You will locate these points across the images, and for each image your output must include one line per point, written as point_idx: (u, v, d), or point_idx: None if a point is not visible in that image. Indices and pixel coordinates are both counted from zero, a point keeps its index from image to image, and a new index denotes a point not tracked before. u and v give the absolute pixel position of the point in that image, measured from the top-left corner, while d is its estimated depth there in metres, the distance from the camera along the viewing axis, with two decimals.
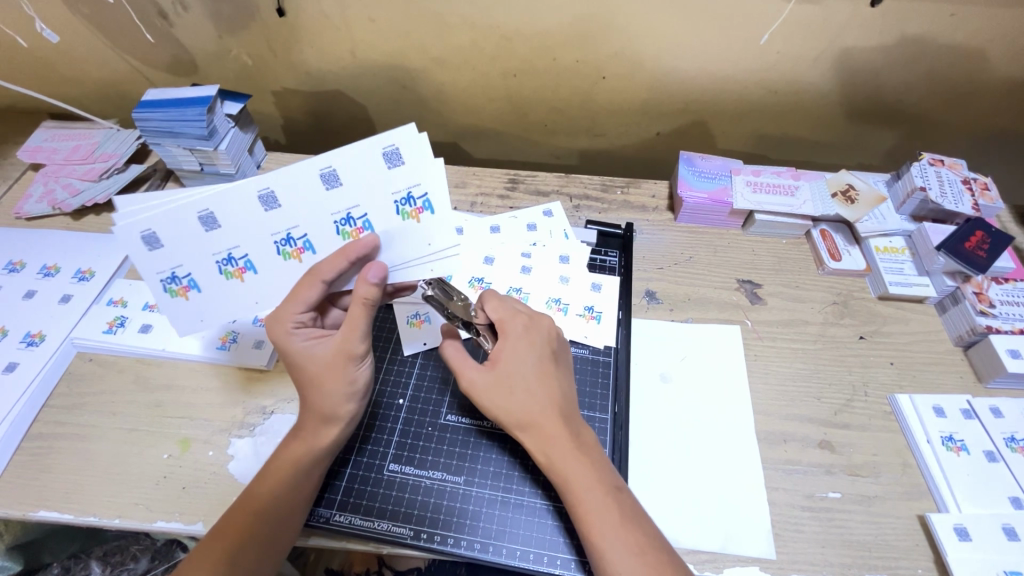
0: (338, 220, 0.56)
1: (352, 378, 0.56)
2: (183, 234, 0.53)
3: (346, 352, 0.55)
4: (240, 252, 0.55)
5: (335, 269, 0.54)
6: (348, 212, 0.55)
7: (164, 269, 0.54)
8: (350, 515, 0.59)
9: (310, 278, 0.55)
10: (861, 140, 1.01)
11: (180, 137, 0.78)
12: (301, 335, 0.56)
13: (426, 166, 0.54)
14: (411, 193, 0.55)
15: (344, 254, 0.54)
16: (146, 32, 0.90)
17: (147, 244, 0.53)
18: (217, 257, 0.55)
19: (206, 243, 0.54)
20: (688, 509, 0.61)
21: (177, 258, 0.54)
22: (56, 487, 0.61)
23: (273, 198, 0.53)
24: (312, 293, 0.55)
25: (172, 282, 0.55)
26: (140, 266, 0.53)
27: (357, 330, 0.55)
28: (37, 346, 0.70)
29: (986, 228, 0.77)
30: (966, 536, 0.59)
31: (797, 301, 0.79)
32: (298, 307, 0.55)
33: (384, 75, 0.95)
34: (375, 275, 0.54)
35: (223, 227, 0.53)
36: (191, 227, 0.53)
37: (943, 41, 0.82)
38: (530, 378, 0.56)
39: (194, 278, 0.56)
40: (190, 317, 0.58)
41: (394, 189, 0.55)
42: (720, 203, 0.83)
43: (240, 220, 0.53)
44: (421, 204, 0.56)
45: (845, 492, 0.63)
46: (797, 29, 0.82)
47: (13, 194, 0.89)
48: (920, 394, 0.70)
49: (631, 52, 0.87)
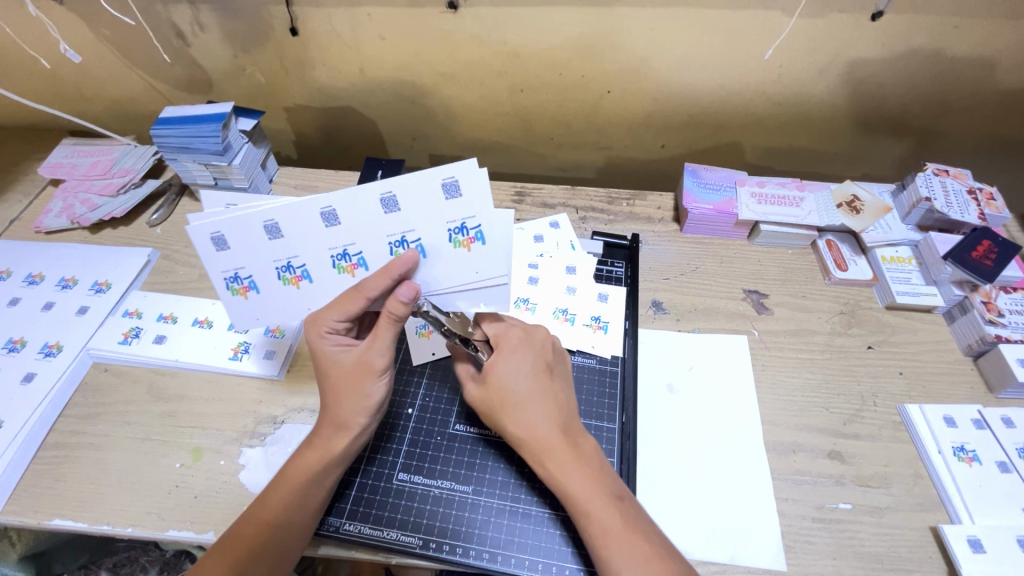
0: (392, 242, 0.55)
1: (369, 392, 0.57)
2: (248, 238, 0.54)
3: (367, 362, 0.56)
4: (299, 261, 0.56)
5: (379, 287, 0.54)
6: (403, 235, 0.55)
7: (229, 270, 0.56)
8: (359, 524, 0.59)
9: (354, 293, 0.55)
10: (866, 151, 1.02)
11: (195, 153, 0.80)
12: (332, 340, 0.57)
13: (485, 200, 0.53)
14: (466, 223, 0.54)
15: (387, 271, 0.54)
16: (164, 52, 0.93)
17: (215, 245, 0.54)
18: (276, 264, 0.56)
19: (269, 249, 0.55)
20: (697, 518, 0.61)
21: (241, 260, 0.55)
22: (70, 496, 0.62)
23: (335, 215, 0.53)
24: (353, 307, 0.55)
25: (234, 282, 0.57)
26: (208, 264, 0.55)
27: (380, 341, 0.56)
28: (54, 356, 0.72)
29: (994, 238, 0.77)
30: (979, 547, 0.58)
31: (804, 311, 0.80)
32: (336, 316, 0.56)
33: (394, 91, 0.97)
34: (406, 294, 0.54)
35: (286, 237, 0.54)
36: (257, 234, 0.54)
37: (945, 52, 0.83)
38: (526, 394, 0.57)
39: (254, 280, 0.57)
40: (247, 315, 0.60)
41: (450, 217, 0.54)
42: (725, 214, 0.84)
43: (303, 233, 0.54)
44: (473, 234, 0.55)
45: (856, 503, 0.63)
46: (799, 43, 0.83)
47: (33, 209, 0.91)
48: (930, 404, 0.70)
49: (636, 66, 0.89)
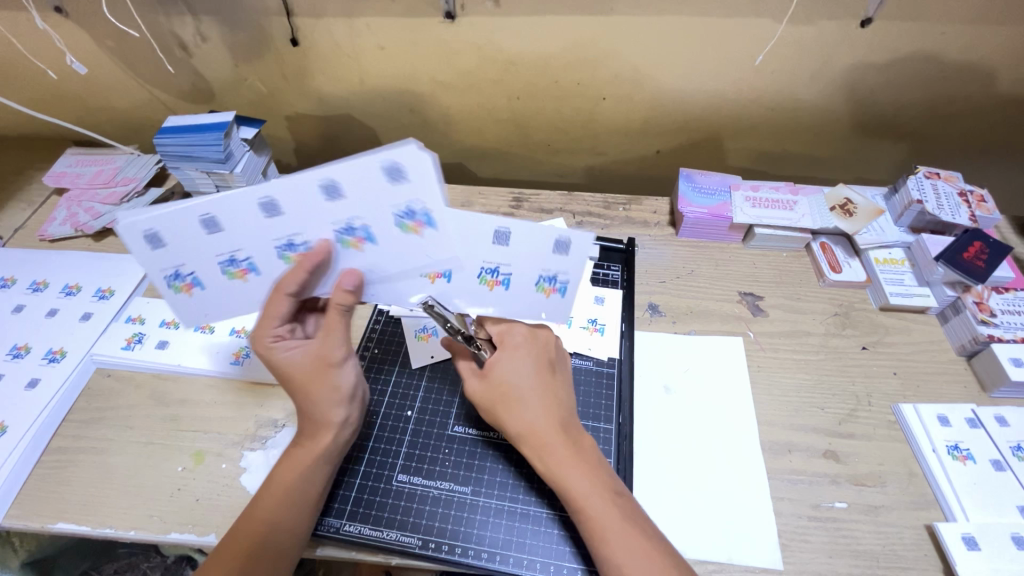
0: (280, 245, 0.55)
1: (336, 385, 0.58)
2: (184, 235, 0.53)
3: (323, 357, 0.57)
4: (301, 239, 0.55)
5: (295, 282, 0.55)
6: (349, 222, 0.53)
7: (169, 267, 0.55)
8: (360, 525, 0.60)
9: (275, 293, 0.56)
10: (859, 155, 1.03)
11: (197, 161, 0.82)
12: (282, 347, 0.58)
13: (428, 184, 0.51)
14: (411, 208, 0.52)
15: (301, 265, 0.55)
16: (167, 63, 0.95)
17: (149, 242, 0.53)
18: (277, 243, 0.55)
19: (207, 245, 0.54)
20: (693, 517, 0.62)
21: (237, 243, 0.54)
22: (74, 500, 0.63)
23: (273, 205, 0.52)
24: (280, 307, 0.57)
25: (176, 279, 0.56)
26: (199, 247, 0.54)
27: (334, 334, 0.58)
28: (58, 362, 0.73)
29: (985, 239, 0.78)
30: (974, 544, 0.59)
31: (799, 313, 0.81)
32: (273, 322, 0.57)
33: (393, 100, 0.99)
34: (349, 283, 0.56)
35: (223, 231, 0.53)
36: (253, 214, 0.53)
37: (934, 57, 0.85)
38: (528, 389, 0.58)
39: (198, 276, 0.57)
40: (242, 297, 0.60)
41: (394, 203, 0.52)
42: (720, 218, 0.85)
43: (237, 226, 0.53)
44: (421, 218, 0.53)
45: (851, 502, 0.63)
46: (791, 49, 0.85)
47: (38, 217, 0.93)
48: (924, 403, 0.71)
49: (631, 73, 0.90)
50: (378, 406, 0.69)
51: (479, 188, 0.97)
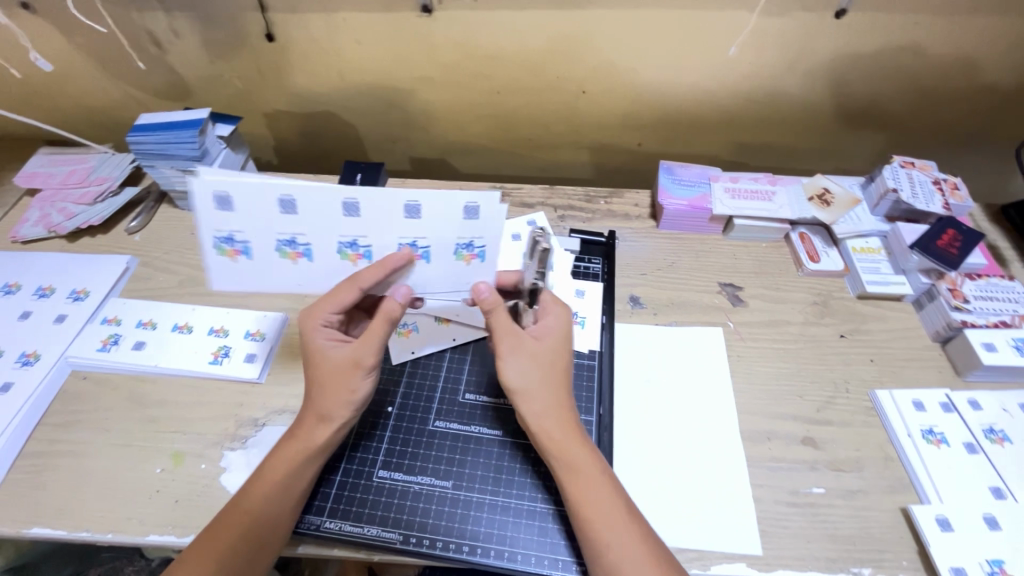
0: (343, 244, 0.60)
1: (355, 389, 0.58)
2: (251, 204, 0.57)
3: (357, 361, 0.57)
4: (302, 239, 0.60)
5: (372, 280, 0.59)
6: (413, 240, 0.60)
7: (224, 231, 0.59)
8: (340, 522, 0.59)
9: (348, 284, 0.59)
10: (837, 145, 1.04)
11: (172, 159, 0.80)
12: (325, 334, 0.60)
13: (495, 232, 0.59)
14: (473, 242, 0.60)
15: (377, 267, 0.59)
16: (140, 60, 0.93)
17: (217, 204, 0.57)
18: (280, 236, 0.60)
19: (273, 224, 0.59)
20: (672, 505, 0.62)
21: (237, 225, 0.58)
22: (49, 504, 0.62)
23: (355, 207, 0.58)
24: (347, 298, 0.59)
25: (226, 243, 0.60)
26: (203, 221, 0.58)
27: (370, 342, 0.58)
28: (32, 365, 0.72)
29: (958, 227, 0.79)
30: (947, 526, 0.60)
31: (778, 303, 0.81)
32: (330, 308, 0.59)
33: (372, 96, 0.98)
34: (401, 297, 0.60)
35: (297, 215, 0.58)
36: (269, 206, 0.57)
37: (908, 48, 0.86)
38: (532, 384, 0.57)
39: (248, 246, 0.60)
40: (287, 274, 0.63)
41: (460, 235, 0.59)
42: (699, 210, 0.85)
43: (315, 215, 0.58)
44: (475, 251, 0.61)
45: (829, 487, 0.64)
46: (767, 42, 0.85)
47: (10, 219, 0.91)
48: (900, 389, 0.72)
49: (610, 66, 0.90)
50: None
51: (461, 184, 0.97)
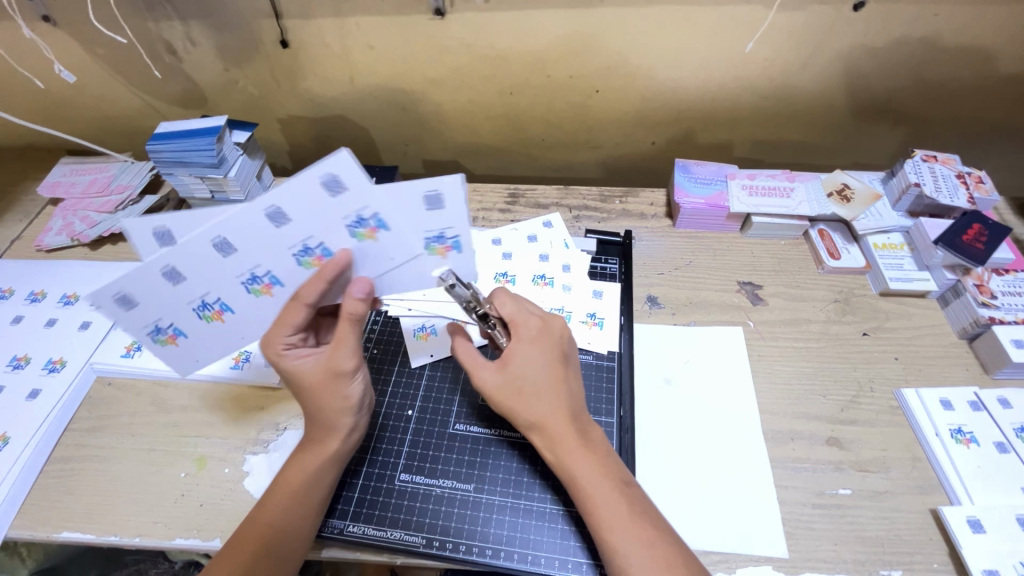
0: (296, 253, 0.55)
1: (346, 394, 0.57)
2: (201, 264, 0.53)
3: (335, 370, 0.56)
4: (262, 269, 0.55)
5: (315, 293, 0.55)
6: (304, 244, 0.54)
7: (195, 298, 0.56)
8: (363, 526, 0.59)
9: (295, 304, 0.56)
10: (855, 140, 1.02)
11: (190, 166, 0.81)
12: (292, 354, 0.57)
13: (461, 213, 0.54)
14: (362, 214, 0.52)
15: (320, 276, 0.55)
16: (158, 69, 0.94)
17: (169, 278, 0.53)
18: (240, 278, 0.55)
19: (227, 268, 0.54)
20: (696, 509, 0.61)
21: (154, 313, 0.56)
22: (78, 509, 0.63)
23: (280, 213, 0.51)
24: (298, 317, 0.56)
25: (204, 309, 0.57)
26: (170, 299, 0.55)
27: (345, 345, 0.56)
28: (58, 372, 0.73)
29: (983, 221, 0.78)
30: (979, 527, 0.58)
31: (798, 301, 0.80)
32: (286, 331, 0.56)
33: (385, 99, 0.99)
34: (361, 291, 0.56)
35: (238, 249, 0.53)
36: (207, 256, 0.53)
37: (929, 39, 0.84)
38: (543, 382, 0.57)
39: (225, 302, 0.57)
40: (271, 310, 0.60)
41: (429, 227, 0.55)
42: (717, 208, 0.84)
43: (254, 242, 0.53)
44: (375, 223, 0.53)
45: (855, 489, 0.63)
46: (783, 37, 0.84)
47: (34, 228, 0.93)
48: (926, 387, 0.70)
49: (623, 64, 0.90)
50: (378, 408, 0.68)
51: (475, 185, 0.97)
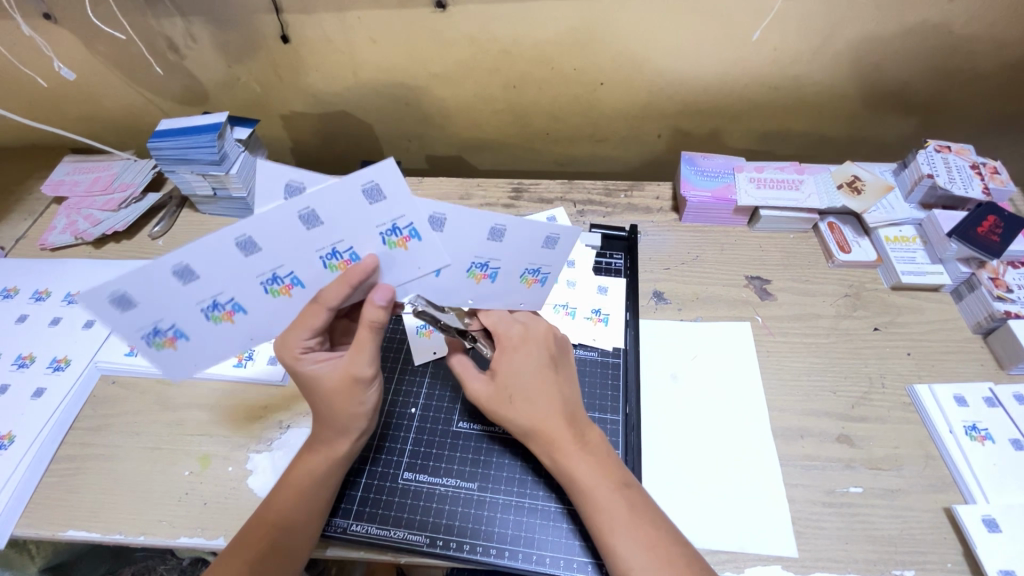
0: (384, 232, 0.53)
1: (361, 401, 0.56)
2: (282, 234, 0.50)
3: (354, 375, 0.55)
4: (343, 246, 0.53)
5: (339, 296, 0.53)
6: (394, 223, 0.52)
7: (266, 271, 0.52)
8: (366, 524, 0.59)
9: (315, 307, 0.54)
10: (865, 131, 1.00)
11: (192, 163, 0.81)
12: (310, 359, 0.56)
13: (517, 249, 0.57)
14: (489, 262, 0.58)
15: (346, 280, 0.53)
16: (160, 66, 0.94)
17: (242, 248, 0.50)
18: (319, 253, 0.52)
19: (306, 242, 0.51)
20: (705, 509, 0.60)
21: (220, 285, 0.51)
22: (82, 507, 0.63)
23: (377, 190, 0.50)
24: (317, 320, 0.55)
25: (273, 283, 0.53)
26: (238, 270, 0.51)
27: (365, 352, 0.55)
28: (63, 370, 0.73)
29: (999, 213, 0.76)
30: (995, 526, 0.57)
31: (808, 296, 0.79)
32: (303, 335, 0.55)
33: (387, 94, 0.98)
34: (382, 298, 0.54)
35: (324, 224, 0.50)
36: (291, 227, 0.50)
37: (943, 26, 0.82)
38: (534, 388, 0.56)
39: (297, 277, 0.54)
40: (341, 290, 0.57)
41: (477, 254, 0.56)
42: (724, 201, 0.83)
43: (343, 217, 0.50)
44: (408, 233, 0.53)
45: (866, 487, 0.62)
46: (792, 26, 0.82)
47: (38, 227, 0.93)
48: (939, 383, 0.69)
49: (628, 56, 0.88)
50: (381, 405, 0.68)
51: (478, 180, 0.96)
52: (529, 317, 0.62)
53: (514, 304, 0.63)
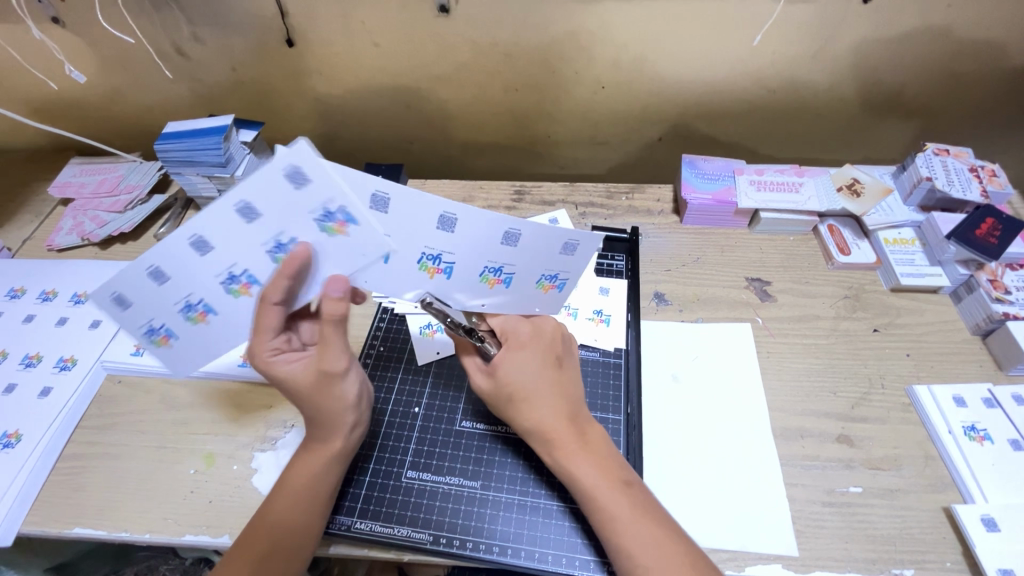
0: (319, 219, 0.49)
1: (340, 395, 0.56)
2: (227, 231, 0.49)
3: (326, 371, 0.54)
4: (287, 237, 0.50)
5: (279, 291, 0.51)
6: (325, 208, 0.48)
7: (222, 270, 0.51)
8: (370, 522, 0.60)
9: (265, 308, 0.52)
10: (864, 134, 1.01)
11: (198, 165, 0.82)
12: (281, 360, 0.55)
13: (472, 243, 0.53)
14: (502, 267, 0.56)
15: (281, 272, 0.50)
16: (165, 69, 0.95)
17: (198, 248, 0.49)
18: (266, 247, 0.50)
19: (249, 236, 0.50)
20: (706, 509, 0.61)
21: (187, 287, 0.52)
22: (88, 505, 0.63)
23: (300, 172, 0.46)
24: (273, 320, 0.52)
25: (232, 282, 0.52)
26: (199, 271, 0.51)
27: (332, 347, 0.54)
28: (69, 370, 0.74)
29: (997, 215, 0.76)
30: (993, 526, 0.58)
31: (808, 297, 0.79)
32: (266, 338, 0.53)
33: (391, 97, 0.99)
34: (336, 288, 0.51)
35: (262, 216, 0.48)
36: (233, 223, 0.49)
37: (941, 31, 0.83)
38: (534, 389, 0.57)
39: (253, 274, 0.52)
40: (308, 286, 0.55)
41: (427, 245, 0.53)
42: (724, 204, 0.84)
43: (276, 206, 0.48)
44: (342, 218, 0.49)
45: (866, 486, 0.62)
46: (791, 30, 0.83)
47: (44, 228, 0.94)
48: (938, 384, 0.69)
49: (629, 59, 0.89)
50: (386, 404, 0.69)
51: (480, 182, 0.97)
52: (521, 314, 0.62)
53: (530, 310, 0.62)
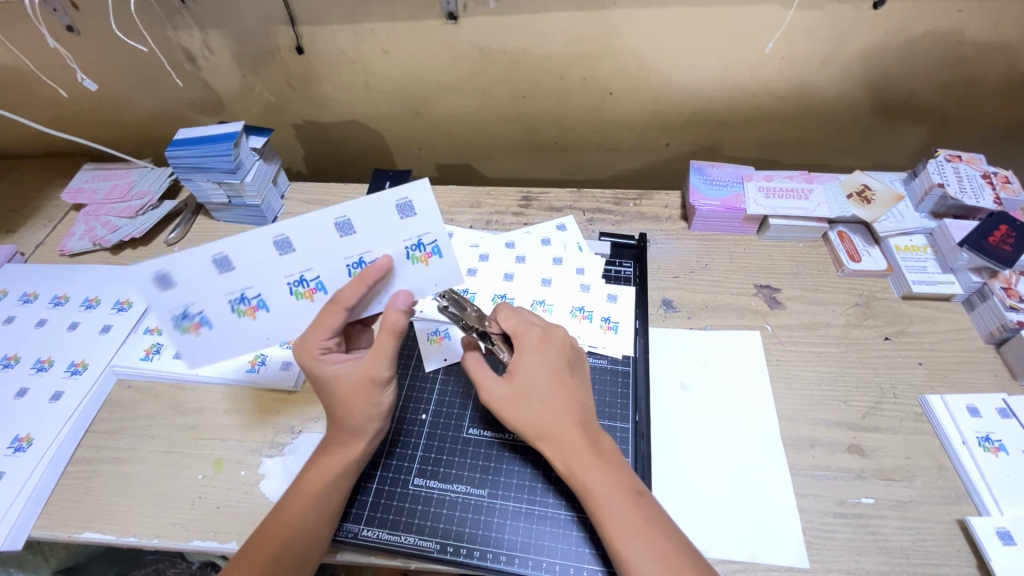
0: (408, 246, 0.57)
1: (377, 402, 0.58)
2: (315, 237, 0.55)
3: (372, 376, 0.57)
4: (370, 255, 0.57)
5: (355, 295, 0.55)
6: (419, 238, 0.57)
7: (295, 272, 0.56)
8: (377, 530, 0.60)
9: (332, 306, 0.56)
10: (874, 140, 1.00)
11: (208, 171, 0.82)
12: (327, 360, 0.58)
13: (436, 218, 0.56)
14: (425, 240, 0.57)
15: (362, 280, 0.55)
16: (177, 77, 0.96)
17: (279, 248, 0.54)
18: (348, 260, 0.56)
19: (339, 247, 0.56)
20: (716, 520, 0.60)
21: (249, 279, 0.55)
22: (98, 510, 0.64)
23: (408, 206, 0.55)
24: (334, 320, 0.56)
25: (299, 284, 0.57)
26: (271, 268, 0.55)
27: (383, 356, 0.57)
28: (81, 374, 0.74)
29: (1011, 222, 0.75)
30: (1009, 539, 0.56)
31: (817, 304, 0.79)
32: (322, 336, 0.56)
33: (398, 103, 0.99)
34: (402, 303, 0.57)
35: (357, 232, 0.55)
36: (329, 232, 0.55)
37: (953, 36, 0.82)
38: (547, 393, 0.57)
39: (322, 280, 0.57)
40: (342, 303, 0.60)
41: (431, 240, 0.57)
42: (733, 210, 0.83)
43: (373, 225, 0.55)
44: (430, 249, 0.58)
45: (879, 497, 0.62)
46: (800, 36, 0.83)
47: (57, 233, 0.95)
48: (951, 394, 0.68)
49: (636, 66, 0.89)
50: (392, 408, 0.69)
51: (488, 189, 0.97)
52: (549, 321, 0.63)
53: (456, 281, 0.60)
